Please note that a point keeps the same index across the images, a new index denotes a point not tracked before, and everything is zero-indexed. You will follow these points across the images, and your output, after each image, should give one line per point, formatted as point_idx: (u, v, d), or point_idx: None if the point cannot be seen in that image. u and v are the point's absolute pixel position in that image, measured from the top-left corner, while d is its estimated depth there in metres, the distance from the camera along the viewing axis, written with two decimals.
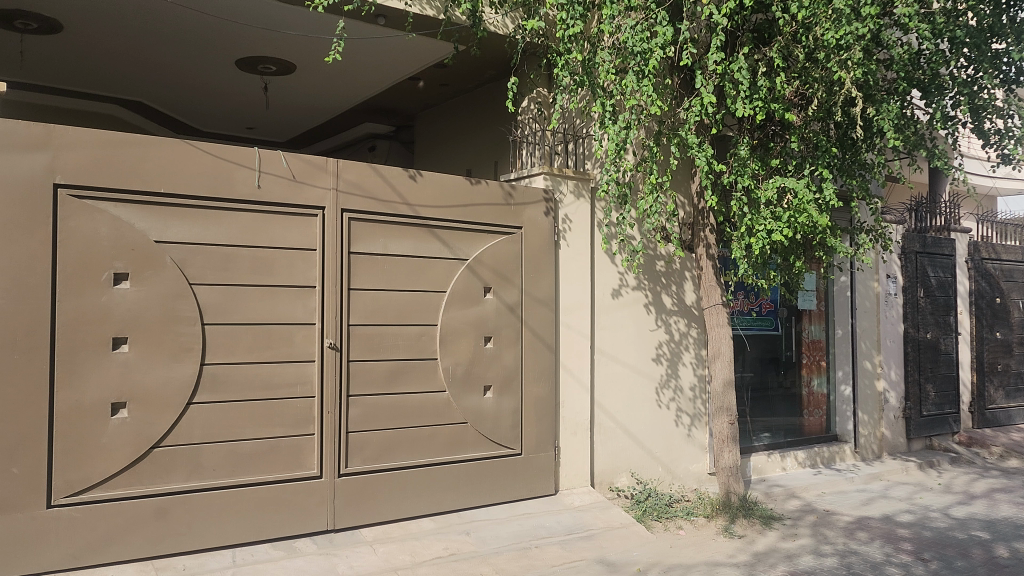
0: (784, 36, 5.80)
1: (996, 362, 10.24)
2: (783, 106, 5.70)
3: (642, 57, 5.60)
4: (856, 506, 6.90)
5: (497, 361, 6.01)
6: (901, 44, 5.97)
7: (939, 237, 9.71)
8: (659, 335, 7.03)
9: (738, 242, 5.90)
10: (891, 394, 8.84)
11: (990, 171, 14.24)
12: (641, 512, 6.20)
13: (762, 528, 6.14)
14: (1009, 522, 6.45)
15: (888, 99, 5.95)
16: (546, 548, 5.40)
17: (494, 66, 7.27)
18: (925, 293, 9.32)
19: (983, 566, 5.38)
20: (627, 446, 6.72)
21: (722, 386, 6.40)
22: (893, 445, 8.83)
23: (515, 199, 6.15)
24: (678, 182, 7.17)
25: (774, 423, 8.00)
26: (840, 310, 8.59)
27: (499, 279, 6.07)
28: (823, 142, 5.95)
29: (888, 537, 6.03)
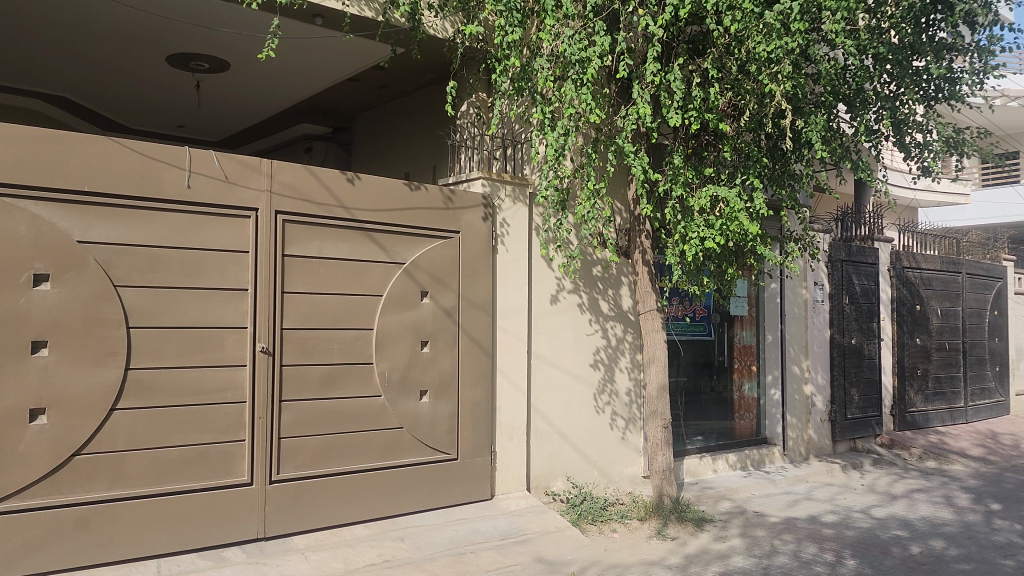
0: (717, 47, 5.94)
1: (916, 366, 10.66)
2: (716, 117, 5.84)
3: (580, 65, 5.66)
4: (783, 507, 7.09)
5: (434, 365, 5.98)
6: (829, 58, 6.16)
7: (864, 246, 10.03)
8: (596, 339, 7.10)
9: (673, 249, 6.01)
10: (817, 398, 9.11)
11: (911, 183, 14.80)
12: (576, 516, 6.26)
13: (693, 530, 6.26)
14: (926, 521, 6.72)
15: (816, 112, 6.14)
16: (481, 553, 5.39)
17: (433, 69, 7.24)
18: (850, 300, 9.64)
19: (903, 564, 5.59)
20: (563, 450, 6.76)
21: (656, 391, 6.49)
22: (819, 447, 9.10)
23: (454, 203, 6.14)
24: (615, 188, 7.24)
25: (706, 426, 8.15)
26: (770, 316, 8.81)
27: (437, 283, 6.05)
28: (754, 152, 6.10)
29: (813, 537, 6.21)
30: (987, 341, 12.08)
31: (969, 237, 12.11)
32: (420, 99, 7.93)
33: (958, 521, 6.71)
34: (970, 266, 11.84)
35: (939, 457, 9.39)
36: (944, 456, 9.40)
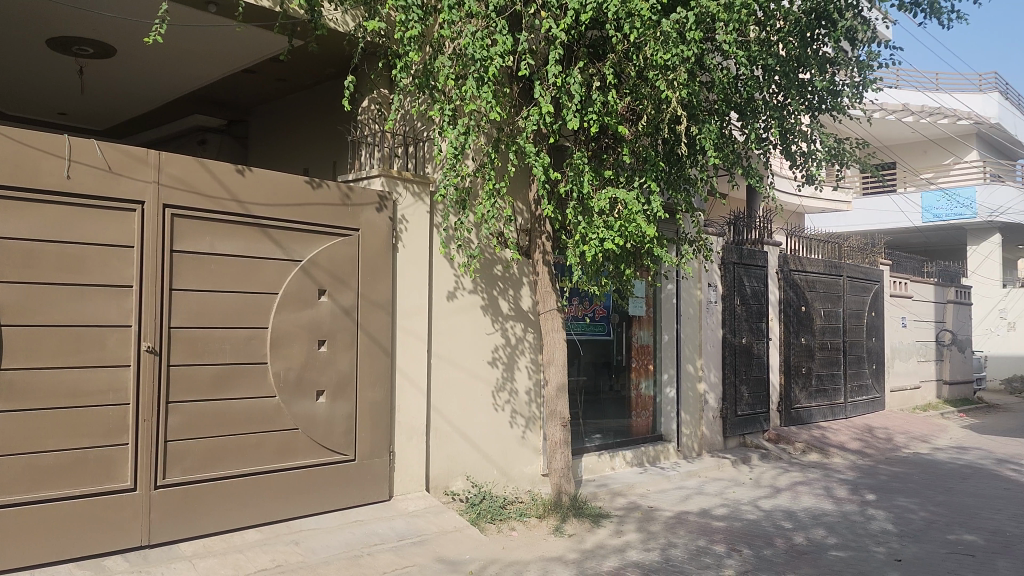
0: (616, 53, 6.05)
1: (800, 365, 11.18)
2: (616, 120, 5.95)
3: (482, 64, 5.67)
4: (676, 502, 7.30)
5: (331, 365, 5.87)
6: (722, 67, 6.38)
7: (754, 249, 10.42)
8: (496, 338, 7.11)
9: (573, 250, 6.08)
10: (710, 396, 9.42)
11: (797, 190, 15.52)
12: (475, 515, 6.26)
13: (590, 526, 6.37)
14: (808, 512, 7.04)
15: (710, 119, 6.35)
16: (378, 555, 5.33)
17: (333, 64, 7.12)
18: (741, 301, 10.01)
19: (786, 553, 5.85)
20: (463, 450, 6.75)
21: (555, 391, 6.56)
22: (711, 443, 9.41)
23: (352, 200, 6.03)
24: (516, 188, 7.27)
25: (605, 424, 8.30)
26: (666, 317, 9.05)
27: (335, 281, 5.93)
28: (652, 156, 6.25)
29: (704, 530, 6.42)
30: (865, 341, 12.80)
31: (850, 242, 12.79)
32: (320, 94, 7.78)
33: (837, 512, 7.06)
34: (850, 270, 12.51)
35: (821, 451, 9.89)
36: (825, 450, 9.90)
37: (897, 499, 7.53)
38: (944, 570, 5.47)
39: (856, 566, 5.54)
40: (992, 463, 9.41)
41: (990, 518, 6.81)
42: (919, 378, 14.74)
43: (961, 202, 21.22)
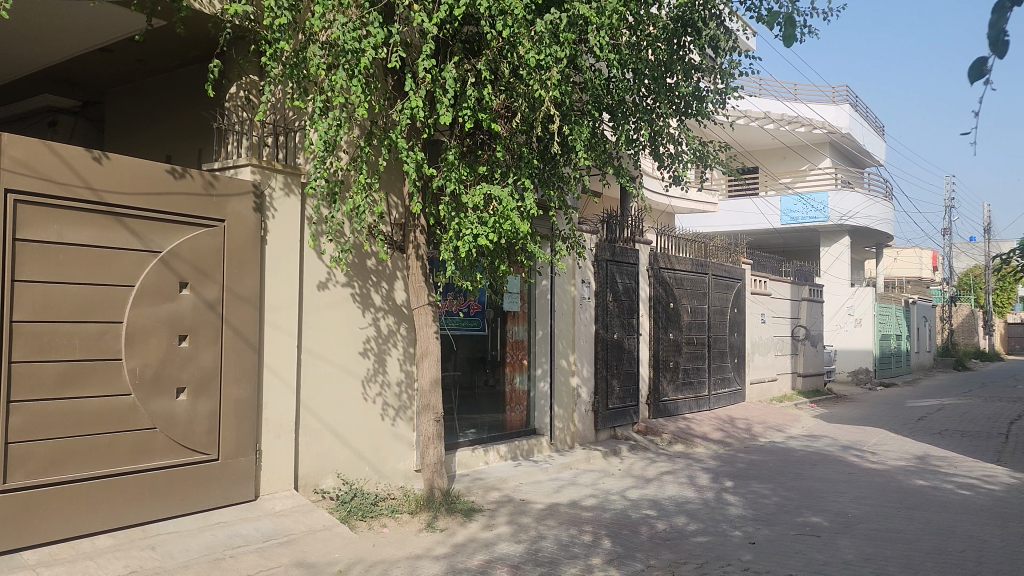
0: (491, 50, 6.08)
1: (669, 359, 11.63)
2: (489, 117, 5.99)
3: (354, 56, 5.59)
4: (547, 493, 7.44)
5: (193, 360, 5.63)
6: (594, 69, 6.55)
7: (626, 247, 10.72)
8: (368, 332, 7.02)
9: (446, 246, 6.07)
10: (582, 389, 9.64)
11: (667, 191, 16.11)
12: (345, 513, 6.16)
13: (462, 521, 6.41)
14: (672, 500, 7.33)
15: (582, 119, 6.48)
16: (241, 557, 5.16)
17: (199, 47, 6.82)
18: (613, 297, 10.30)
19: (650, 540, 6.08)
20: (333, 447, 6.62)
21: (429, 385, 6.55)
22: (583, 436, 9.63)
23: (217, 189, 5.80)
24: (390, 181, 7.19)
25: (479, 419, 8.35)
26: (540, 312, 9.17)
27: (197, 274, 5.69)
28: (525, 154, 6.31)
29: (573, 521, 6.57)
30: (728, 336, 13.43)
31: (716, 241, 13.35)
32: (184, 78, 7.44)
33: (698, 499, 7.39)
34: (715, 268, 13.10)
35: (686, 441, 10.32)
36: (690, 440, 10.35)
37: (752, 485, 7.96)
38: (792, 550, 5.84)
39: (714, 549, 5.82)
40: (838, 449, 10.10)
41: (834, 501, 7.31)
42: (777, 371, 15.63)
43: (815, 206, 22.71)
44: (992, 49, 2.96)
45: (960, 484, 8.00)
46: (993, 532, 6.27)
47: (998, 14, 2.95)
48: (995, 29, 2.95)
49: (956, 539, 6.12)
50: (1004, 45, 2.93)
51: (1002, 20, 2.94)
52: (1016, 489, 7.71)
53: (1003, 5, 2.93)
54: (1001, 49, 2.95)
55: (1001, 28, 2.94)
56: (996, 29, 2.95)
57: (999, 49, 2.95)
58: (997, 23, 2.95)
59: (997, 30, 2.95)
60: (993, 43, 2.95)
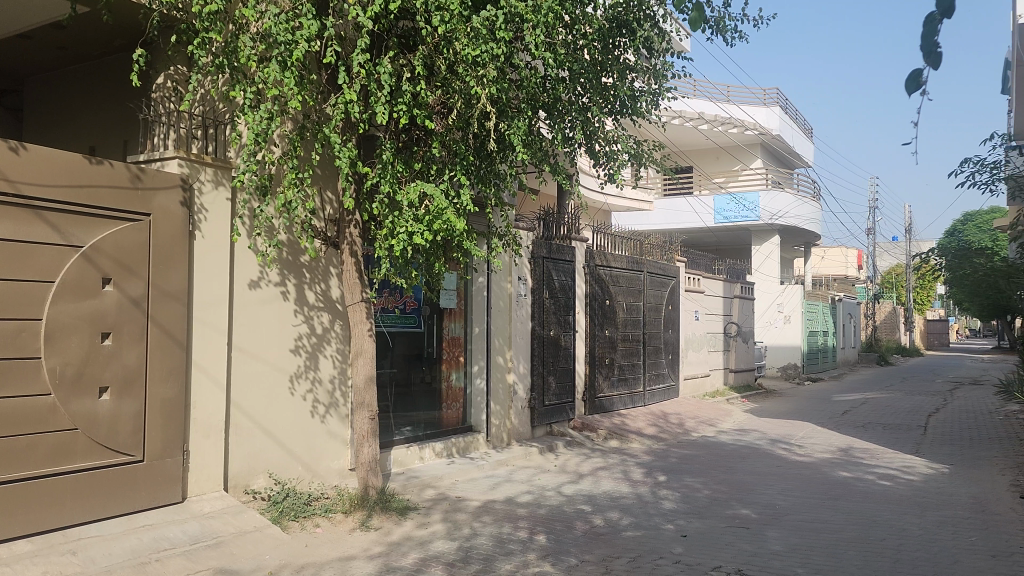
0: (427, 45, 6.02)
1: (604, 356, 11.76)
2: (425, 113, 5.94)
3: (286, 47, 5.49)
4: (483, 491, 7.44)
5: (116, 359, 5.45)
6: (531, 67, 6.57)
7: (563, 245, 10.78)
8: (301, 329, 6.92)
9: (381, 243, 6.00)
10: (519, 386, 9.67)
11: (603, 189, 16.25)
12: (277, 514, 6.05)
13: (397, 520, 6.36)
14: (607, 495, 7.41)
15: (519, 116, 6.48)
16: (167, 561, 5.02)
17: (124, 35, 6.62)
18: (549, 294, 10.35)
19: (585, 535, 6.13)
20: (264, 446, 6.50)
21: (363, 383, 6.48)
22: (519, 433, 9.66)
23: (143, 182, 5.64)
24: (323, 177, 7.08)
25: (415, 416, 8.29)
26: (477, 309, 9.15)
27: (122, 270, 5.51)
28: (462, 151, 6.28)
29: (509, 517, 6.59)
30: (662, 333, 13.64)
31: (651, 239, 13.53)
32: (109, 67, 7.20)
33: (632, 494, 7.48)
34: (650, 266, 13.29)
35: (621, 437, 10.45)
36: (624, 436, 10.48)
37: (685, 480, 8.11)
38: (722, 542, 5.96)
39: (647, 543, 5.91)
40: (767, 443, 10.37)
41: (763, 493, 7.50)
42: (709, 367, 15.96)
43: (747, 206, 23.25)
44: (926, 60, 2.98)
45: (882, 475, 8.30)
46: (912, 521, 6.51)
47: (928, 26, 2.97)
48: (925, 41, 2.97)
49: (877, 528, 6.34)
50: (937, 56, 2.95)
51: (932, 31, 2.96)
52: (934, 479, 8.03)
53: (933, 17, 2.95)
54: (935, 60, 2.97)
55: (934, 40, 2.96)
56: (927, 41, 2.97)
57: (933, 60, 2.97)
58: (928, 35, 2.97)
59: (929, 42, 2.97)
60: (926, 54, 2.97)
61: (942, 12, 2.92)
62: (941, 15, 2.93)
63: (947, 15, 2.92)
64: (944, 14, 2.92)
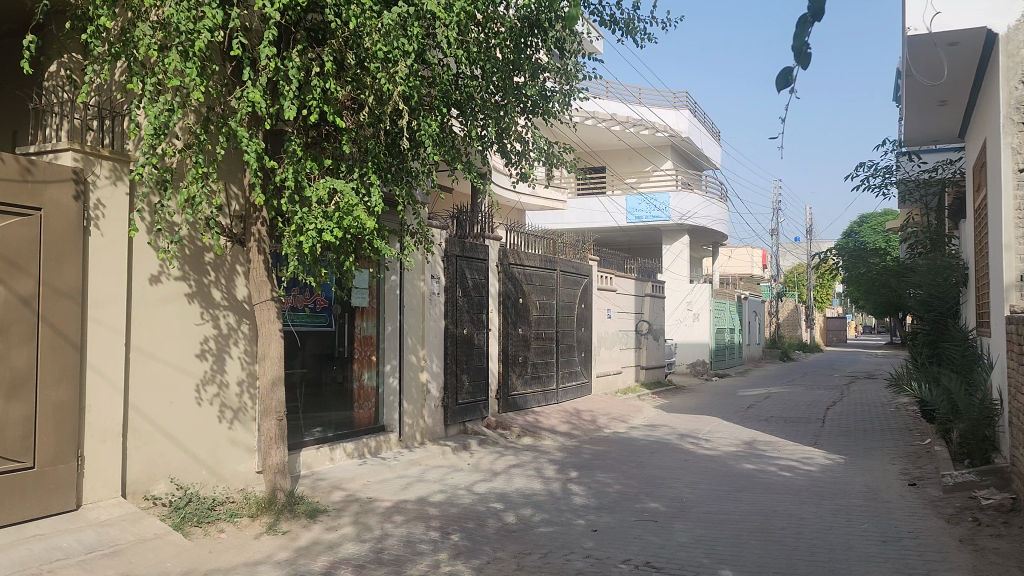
0: (336, 39, 5.90)
1: (517, 354, 11.83)
2: (334, 109, 5.82)
3: (188, 37, 5.31)
4: (395, 491, 7.37)
5: (3, 361, 5.15)
6: (443, 64, 6.54)
7: (476, 243, 10.78)
8: (206, 330, 6.71)
9: (289, 240, 5.86)
10: (431, 385, 9.62)
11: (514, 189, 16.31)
12: (179, 520, 5.85)
13: (305, 522, 6.24)
14: (519, 493, 7.44)
15: (430, 114, 6.44)
16: (60, 572, 4.78)
17: (13, 19, 6.28)
18: (462, 293, 10.33)
19: (497, 533, 6.15)
20: (166, 450, 6.28)
21: (270, 386, 6.35)
22: (432, 431, 9.61)
23: (34, 176, 5.37)
24: (227, 172, 6.85)
25: (325, 417, 8.16)
26: (389, 308, 9.04)
27: (10, 266, 5.22)
28: (372, 148, 6.18)
29: (421, 517, 6.55)
30: (575, 331, 13.81)
31: (563, 238, 13.68)
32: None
33: (544, 490, 7.55)
34: (563, 265, 13.44)
35: (534, 435, 10.53)
36: (537, 434, 10.57)
37: (596, 475, 8.23)
38: (631, 536, 6.08)
39: (557, 539, 5.97)
40: (676, 438, 10.64)
41: (671, 487, 7.69)
42: (621, 364, 16.25)
43: (658, 206, 23.80)
44: (796, 59, 3.10)
45: (783, 466, 8.64)
46: (810, 510, 6.78)
47: (800, 27, 3.08)
48: (797, 40, 3.09)
49: (778, 517, 6.58)
50: (807, 56, 3.07)
51: (804, 33, 3.08)
52: (831, 470, 8.40)
53: (804, 18, 3.07)
54: (805, 60, 3.09)
55: (804, 40, 3.09)
56: (799, 41, 3.09)
57: (803, 59, 3.09)
58: (799, 35, 3.08)
59: (800, 42, 3.09)
60: (796, 54, 3.09)
61: (813, 14, 3.04)
62: (812, 17, 3.05)
63: (817, 17, 3.04)
64: (816, 16, 3.04)
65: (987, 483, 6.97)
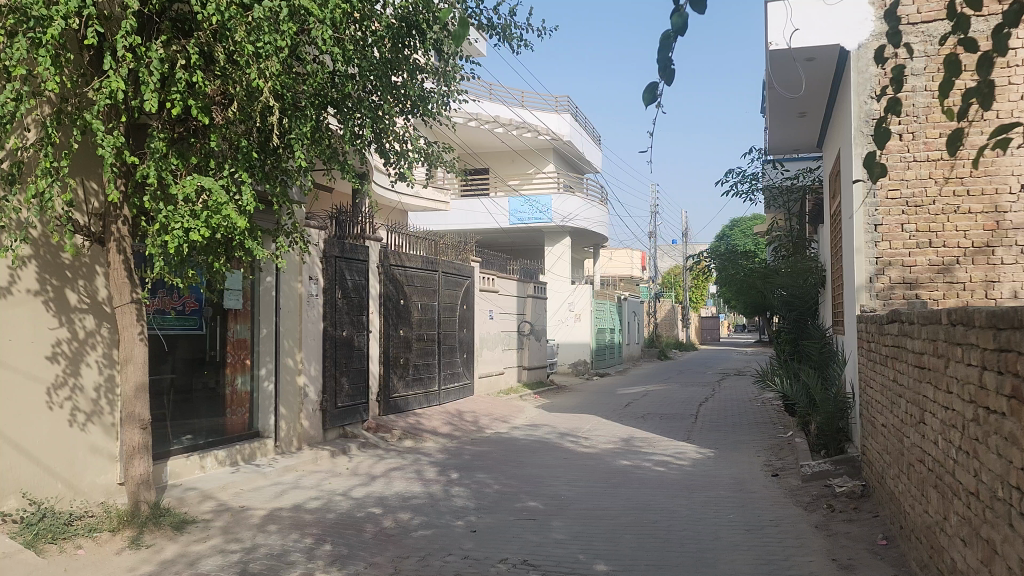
0: (204, 31, 5.68)
1: (399, 356, 11.73)
2: (201, 104, 5.60)
3: (40, 24, 4.99)
4: (270, 499, 7.17)
5: None
6: (318, 61, 6.42)
7: (356, 244, 10.63)
8: (60, 334, 6.32)
9: (152, 240, 5.59)
10: (309, 389, 9.40)
11: (393, 187, 15.95)
12: (32, 537, 5.42)
13: (172, 534, 5.98)
14: (398, 496, 7.38)
15: (305, 112, 6.29)
16: None
17: None
18: (342, 295, 10.16)
19: (374, 538, 6.08)
20: (15, 463, 5.87)
21: (134, 392, 6.04)
22: (310, 436, 9.41)
23: None
24: (82, 167, 6.47)
25: (195, 424, 7.86)
26: (264, 310, 8.79)
27: None
28: (243, 146, 5.97)
29: (296, 525, 6.39)
30: (457, 332, 13.83)
31: (446, 240, 13.67)
32: None
33: (424, 493, 7.51)
34: (445, 266, 13.42)
35: (415, 437, 10.50)
36: (418, 436, 10.53)
37: (476, 476, 8.27)
38: (509, 535, 6.15)
39: (436, 541, 5.96)
40: (556, 437, 10.83)
41: (549, 485, 7.81)
42: (504, 364, 16.42)
43: (540, 209, 24.23)
44: (660, 75, 3.22)
45: (657, 462, 8.94)
46: (681, 503, 7.04)
47: (664, 42, 3.20)
48: (662, 56, 3.20)
49: (651, 511, 6.81)
50: (670, 72, 3.20)
51: (668, 48, 3.20)
52: (701, 464, 8.76)
53: (668, 34, 3.19)
54: (668, 76, 3.22)
55: (668, 56, 3.20)
56: (663, 56, 3.21)
57: (667, 75, 3.22)
58: (664, 51, 3.20)
59: (664, 57, 3.21)
60: (661, 69, 3.21)
61: (676, 31, 3.16)
62: (675, 34, 3.17)
63: (680, 33, 3.17)
64: (678, 33, 3.16)
65: (840, 471, 7.45)
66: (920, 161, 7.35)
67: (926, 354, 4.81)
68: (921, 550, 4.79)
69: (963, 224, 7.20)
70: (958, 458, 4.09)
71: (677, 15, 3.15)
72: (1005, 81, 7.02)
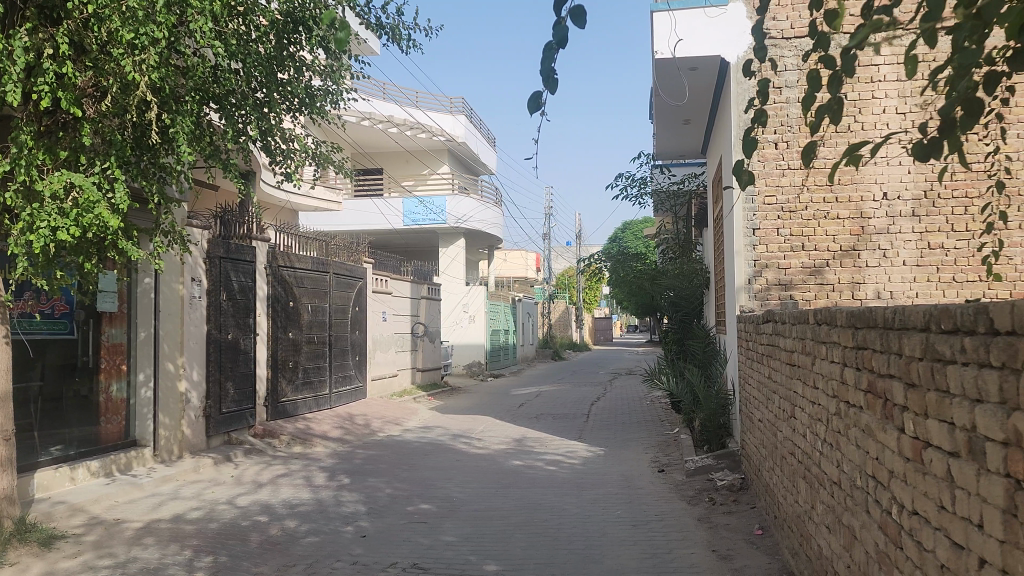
0: (73, 20, 5.38)
1: (288, 359, 11.44)
2: (71, 96, 5.29)
3: None
4: (147, 511, 6.85)
5: None
6: (199, 55, 6.18)
7: (242, 244, 10.31)
8: None
9: (16, 240, 5.25)
10: (191, 394, 9.04)
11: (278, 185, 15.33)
12: None
13: (38, 552, 5.62)
14: (285, 503, 7.19)
15: (187, 107, 6.04)
16: None
17: None
18: (227, 296, 9.82)
19: (259, 547, 5.91)
20: None
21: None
22: (192, 444, 9.05)
23: None
24: None
25: (66, 435, 7.50)
26: (142, 312, 8.42)
27: None
28: (118, 140, 5.68)
29: (175, 537, 6.14)
30: (348, 334, 13.61)
31: (337, 241, 13.44)
32: None
33: (312, 500, 7.36)
34: (336, 267, 13.20)
35: (304, 442, 10.28)
36: (308, 441, 10.31)
37: (368, 480, 8.16)
38: (399, 538, 6.09)
39: (324, 548, 5.85)
40: (448, 438, 10.83)
41: (440, 487, 7.79)
42: (397, 367, 16.27)
43: (435, 210, 24.21)
44: (544, 84, 3.26)
45: (547, 461, 9.07)
46: (570, 501, 7.17)
47: (547, 53, 3.24)
48: (545, 66, 3.25)
49: (541, 510, 6.89)
50: (554, 82, 3.24)
51: (550, 59, 3.25)
52: (591, 462, 8.94)
53: (550, 45, 3.24)
54: (552, 86, 3.26)
55: (550, 66, 3.25)
56: (546, 66, 3.25)
57: (550, 84, 3.26)
58: (546, 61, 3.25)
59: (546, 68, 3.24)
60: (544, 79, 3.25)
61: (558, 42, 3.22)
62: (557, 45, 3.22)
63: (562, 45, 3.22)
64: (560, 44, 3.22)
65: (721, 465, 7.75)
66: (793, 168, 7.73)
67: (796, 353, 5.04)
68: (792, 538, 5.03)
69: (832, 228, 7.62)
70: (823, 450, 4.32)
71: (559, 28, 3.20)
72: (869, 95, 7.49)
